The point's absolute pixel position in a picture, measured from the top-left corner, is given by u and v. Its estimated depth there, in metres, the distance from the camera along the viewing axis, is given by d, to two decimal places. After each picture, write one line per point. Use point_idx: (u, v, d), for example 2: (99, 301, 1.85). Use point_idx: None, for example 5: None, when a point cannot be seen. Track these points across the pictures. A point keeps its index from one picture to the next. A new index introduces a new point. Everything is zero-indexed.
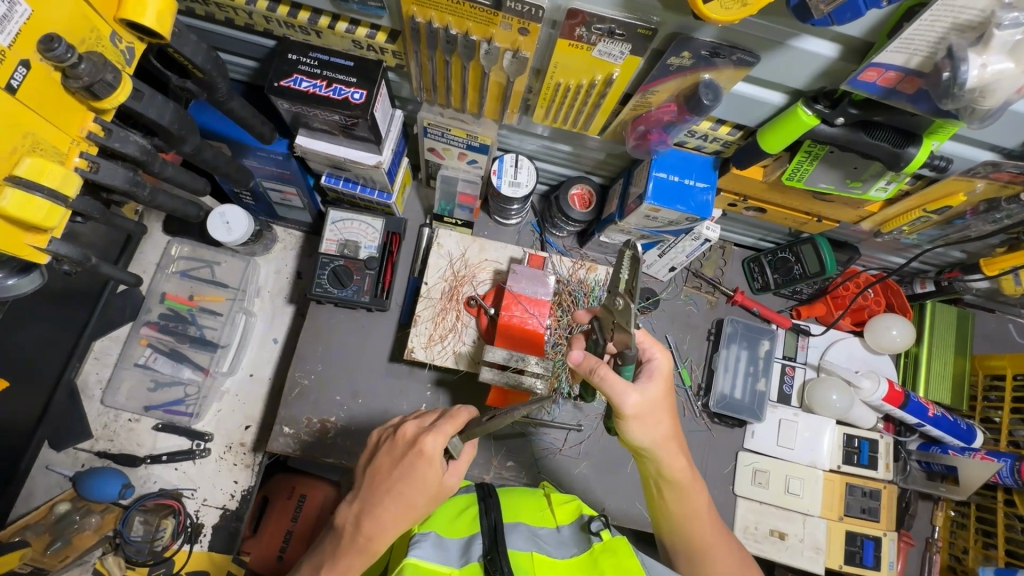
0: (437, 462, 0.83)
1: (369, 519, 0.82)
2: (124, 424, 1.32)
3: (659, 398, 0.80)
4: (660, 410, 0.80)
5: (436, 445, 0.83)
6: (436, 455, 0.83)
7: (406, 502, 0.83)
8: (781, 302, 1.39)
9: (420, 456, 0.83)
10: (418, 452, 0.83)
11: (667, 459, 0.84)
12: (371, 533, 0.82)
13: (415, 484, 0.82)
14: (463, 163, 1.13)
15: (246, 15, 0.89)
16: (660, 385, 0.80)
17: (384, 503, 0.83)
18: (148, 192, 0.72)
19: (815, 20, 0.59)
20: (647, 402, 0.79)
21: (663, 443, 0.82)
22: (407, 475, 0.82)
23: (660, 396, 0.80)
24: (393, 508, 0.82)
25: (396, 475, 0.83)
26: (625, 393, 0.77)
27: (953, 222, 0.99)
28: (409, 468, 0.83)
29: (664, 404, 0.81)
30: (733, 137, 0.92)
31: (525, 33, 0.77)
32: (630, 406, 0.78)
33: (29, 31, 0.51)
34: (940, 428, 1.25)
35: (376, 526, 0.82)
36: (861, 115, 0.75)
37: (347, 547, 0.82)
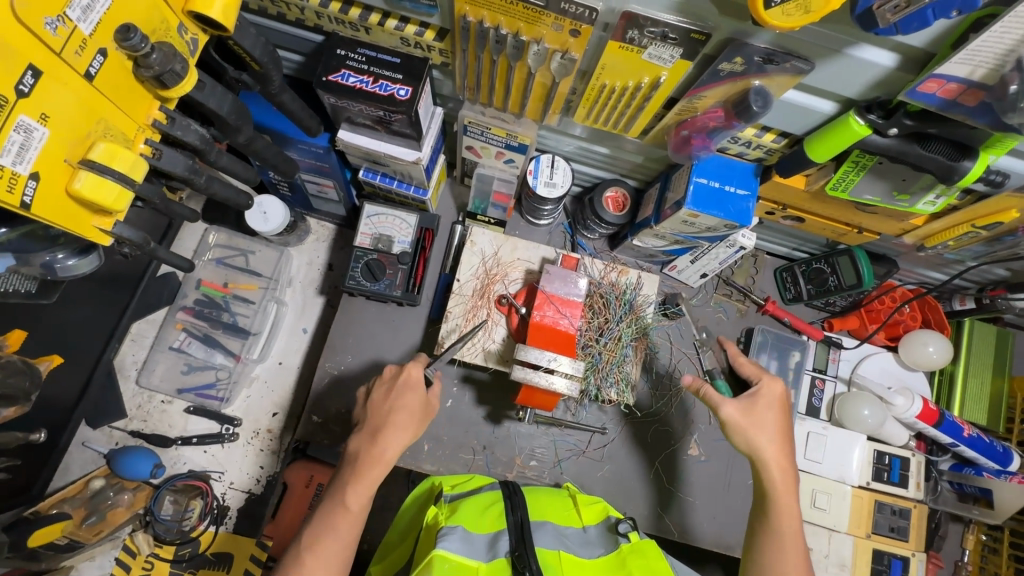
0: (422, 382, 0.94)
1: (382, 436, 0.89)
2: (157, 406, 1.35)
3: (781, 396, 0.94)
4: (773, 410, 0.93)
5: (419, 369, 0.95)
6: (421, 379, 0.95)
7: (411, 416, 0.92)
8: (813, 313, 1.37)
9: (408, 380, 0.93)
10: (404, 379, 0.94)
11: (769, 464, 0.90)
12: (385, 446, 0.89)
13: (411, 401, 0.92)
14: (500, 162, 1.14)
15: (299, 10, 0.91)
16: (773, 388, 0.94)
17: (394, 421, 0.90)
18: (203, 181, 0.73)
19: (878, 29, 0.58)
20: (749, 415, 0.92)
21: (766, 448, 0.91)
22: (403, 398, 0.92)
23: (767, 409, 0.93)
24: (398, 426, 0.90)
25: (388, 400, 0.93)
26: (724, 405, 0.92)
27: (1001, 239, 0.96)
28: (401, 390, 0.93)
29: (773, 412, 0.93)
30: (777, 145, 0.91)
31: (575, 35, 0.77)
32: (736, 418, 0.92)
33: (108, 21, 0.53)
34: (974, 450, 1.21)
35: (392, 444, 0.90)
36: (916, 127, 0.73)
37: (367, 462, 0.88)
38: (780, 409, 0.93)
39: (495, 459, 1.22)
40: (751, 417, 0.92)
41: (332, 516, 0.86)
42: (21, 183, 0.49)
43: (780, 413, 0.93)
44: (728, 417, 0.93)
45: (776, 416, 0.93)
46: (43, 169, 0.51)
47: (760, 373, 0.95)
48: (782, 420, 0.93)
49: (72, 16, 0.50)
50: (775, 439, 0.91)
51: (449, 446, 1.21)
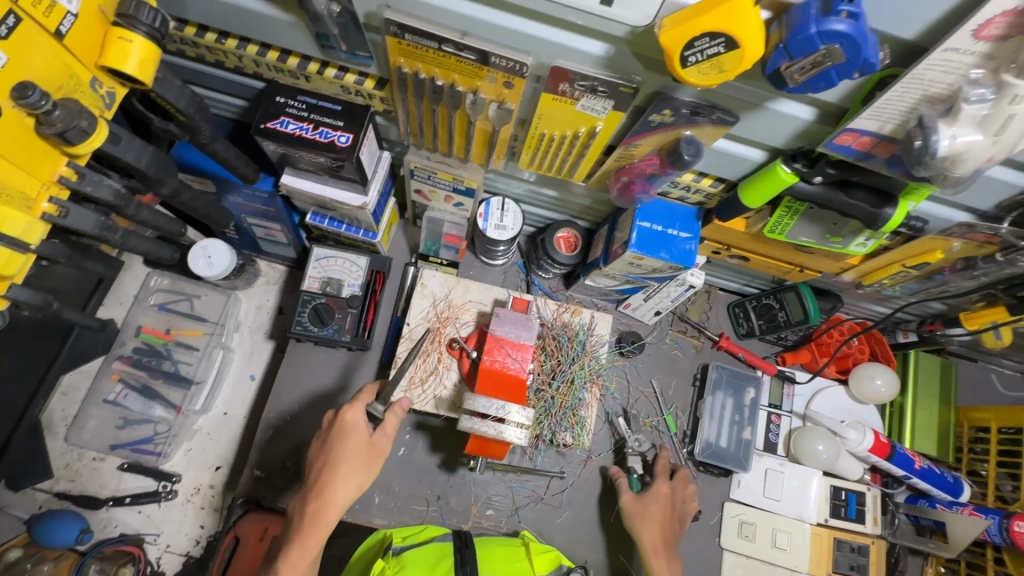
0: (362, 424, 0.91)
1: (328, 492, 0.87)
2: (88, 464, 1.26)
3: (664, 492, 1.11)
4: (658, 501, 1.10)
5: (356, 413, 0.90)
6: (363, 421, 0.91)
7: (359, 462, 0.89)
8: (767, 348, 1.39)
9: (343, 424, 0.90)
10: (344, 424, 0.90)
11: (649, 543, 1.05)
12: (334, 495, 0.87)
13: (354, 452, 0.88)
14: (449, 205, 1.14)
15: (236, 59, 0.90)
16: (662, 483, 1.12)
17: (338, 471, 0.87)
18: (122, 236, 0.70)
19: (789, 88, 0.60)
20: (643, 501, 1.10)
21: (647, 530, 1.06)
22: (344, 448, 0.88)
23: (659, 497, 1.11)
24: (346, 478, 0.87)
25: (330, 451, 0.88)
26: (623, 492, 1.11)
27: (932, 277, 0.99)
28: (338, 441, 0.88)
29: (658, 497, 1.10)
30: (715, 189, 0.93)
31: (509, 87, 0.78)
32: (630, 507, 1.09)
33: (3, 78, 0.51)
34: (927, 481, 1.23)
35: (342, 492, 0.87)
36: (839, 175, 0.76)
37: (311, 522, 0.86)
38: (665, 497, 1.11)
39: (449, 510, 1.17)
40: (642, 504, 1.09)
41: (281, 574, 0.83)
42: None
43: (666, 503, 1.11)
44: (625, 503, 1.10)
45: (662, 502, 1.11)
46: None
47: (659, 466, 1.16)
48: (667, 505, 1.11)
49: None
50: (657, 524, 1.07)
51: (402, 498, 1.16)
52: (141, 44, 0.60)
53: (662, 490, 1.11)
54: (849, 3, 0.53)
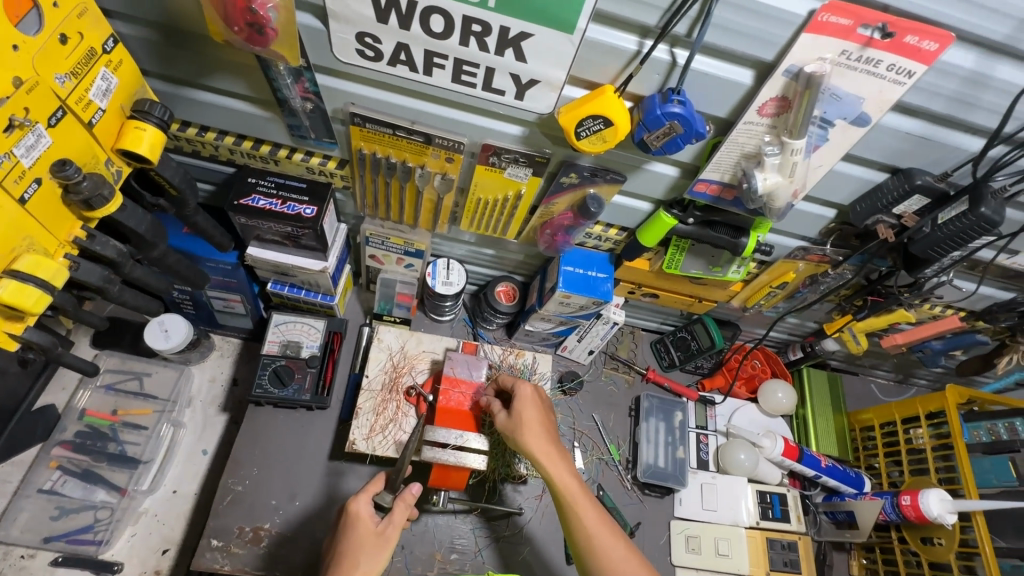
0: (368, 515, 0.94)
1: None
2: (15, 562, 1.17)
3: (534, 418, 1.03)
4: (545, 438, 1.01)
5: (362, 505, 0.94)
6: (370, 513, 0.95)
7: (368, 552, 0.91)
8: (688, 377, 1.59)
9: (352, 518, 0.94)
10: (350, 516, 0.94)
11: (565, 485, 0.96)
12: None
13: (360, 543, 0.91)
14: (401, 267, 1.30)
15: (213, 148, 1.05)
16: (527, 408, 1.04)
17: (343, 562, 0.90)
18: (117, 290, 0.79)
19: (653, 151, 0.85)
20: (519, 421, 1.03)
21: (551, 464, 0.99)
22: (350, 542, 0.92)
23: (530, 419, 1.03)
24: (354, 566, 0.89)
25: (340, 544, 0.93)
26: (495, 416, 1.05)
27: (795, 296, 1.25)
28: (345, 536, 0.93)
29: (533, 424, 1.02)
30: (620, 237, 1.16)
31: (450, 161, 0.99)
32: (507, 426, 1.03)
33: (46, 156, 0.63)
34: (834, 478, 1.42)
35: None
36: (705, 216, 1.01)
37: None
38: (535, 421, 1.03)
39: (414, 558, 1.19)
40: (526, 420, 1.02)
41: None
42: None
43: (548, 438, 1.01)
44: (522, 442, 1.00)
45: (537, 423, 1.02)
46: None
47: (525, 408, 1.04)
48: (543, 422, 1.03)
49: (17, 153, 0.60)
50: (546, 445, 1.00)
51: None
52: (153, 133, 0.75)
53: (525, 406, 1.04)
54: (678, 95, 0.78)
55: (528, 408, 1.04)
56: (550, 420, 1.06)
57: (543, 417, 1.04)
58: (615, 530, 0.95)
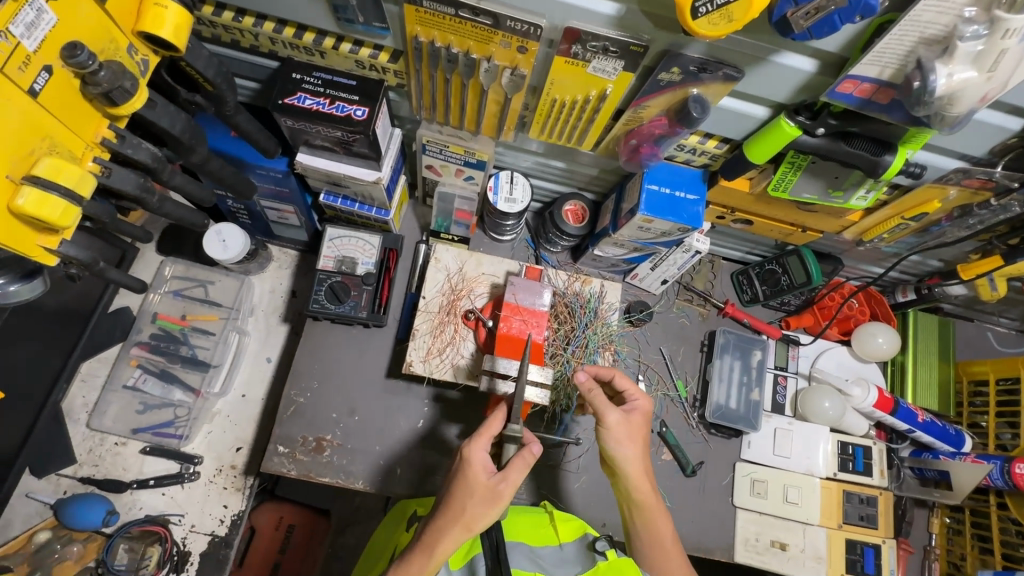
0: (483, 465, 0.85)
1: (438, 526, 0.82)
2: (110, 448, 1.27)
3: (637, 429, 0.94)
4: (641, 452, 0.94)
5: (478, 454, 0.85)
6: (485, 463, 0.85)
7: (471, 497, 0.83)
8: (770, 313, 1.43)
9: (464, 464, 0.85)
10: (464, 460, 0.85)
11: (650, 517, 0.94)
12: (445, 539, 0.81)
13: (470, 494, 0.83)
14: (460, 180, 1.17)
15: (253, 37, 0.92)
16: (637, 419, 0.94)
17: (451, 506, 0.82)
18: (158, 200, 0.72)
19: (794, 34, 0.64)
20: (625, 428, 0.93)
21: (645, 492, 0.93)
22: (458, 490, 0.83)
23: (635, 432, 0.93)
24: (460, 512, 0.82)
25: (451, 484, 0.85)
26: (608, 414, 0.91)
27: (930, 229, 1.03)
28: (455, 483, 0.84)
29: (636, 439, 0.93)
30: (720, 151, 0.97)
31: (523, 52, 0.81)
32: (614, 428, 0.91)
33: (52, 38, 0.53)
34: (930, 434, 1.27)
35: (448, 537, 0.81)
36: (840, 126, 0.80)
37: (416, 555, 0.82)
38: (639, 437, 0.94)
39: None
40: (630, 424, 0.93)
41: None
42: None
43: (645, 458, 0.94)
44: (619, 454, 0.92)
45: (640, 441, 0.93)
46: None
47: (637, 420, 0.94)
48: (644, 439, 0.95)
49: (16, 32, 0.50)
50: (643, 468, 0.93)
51: (424, 468, 1.19)
52: (175, 11, 0.62)
53: (637, 418, 0.94)
54: None
55: (638, 424, 0.94)
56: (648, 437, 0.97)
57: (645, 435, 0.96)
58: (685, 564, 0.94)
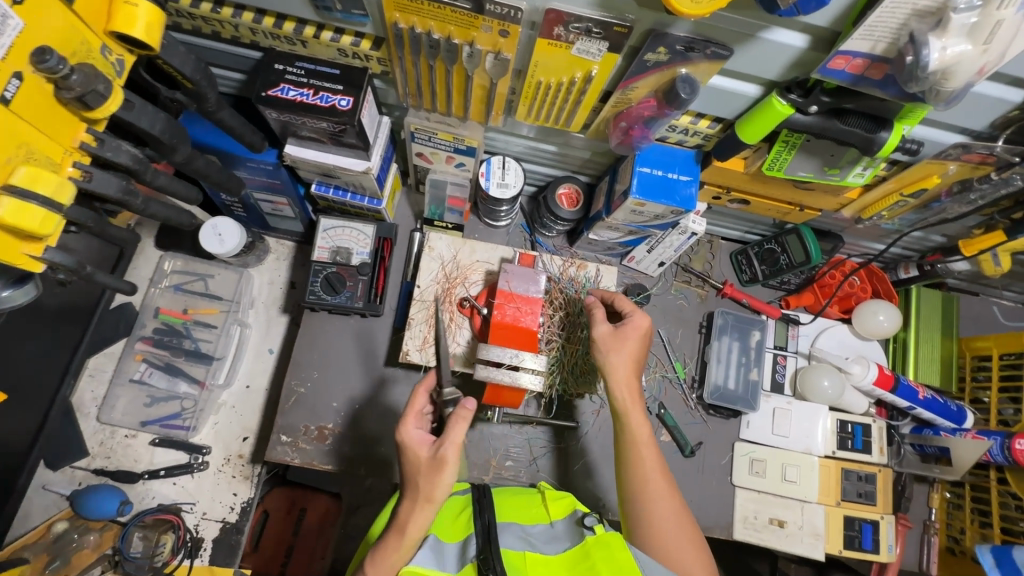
0: (422, 441, 0.85)
1: (399, 510, 0.83)
2: (121, 440, 1.31)
3: (630, 343, 0.99)
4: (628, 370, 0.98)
5: (411, 433, 0.86)
6: (421, 438, 0.86)
7: (420, 470, 0.83)
8: (770, 293, 1.42)
9: (402, 449, 0.86)
10: (402, 446, 0.86)
11: (637, 440, 0.95)
12: (413, 522, 0.81)
13: (418, 469, 0.83)
14: (451, 166, 1.16)
15: (233, 28, 0.91)
16: (633, 337, 0.99)
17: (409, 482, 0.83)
18: (143, 202, 0.72)
19: (781, 11, 0.62)
20: (615, 339, 0.99)
21: (638, 423, 0.96)
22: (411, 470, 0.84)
23: (627, 344, 0.98)
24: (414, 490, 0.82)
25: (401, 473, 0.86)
26: (598, 325, 0.99)
27: (930, 205, 1.01)
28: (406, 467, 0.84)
29: (627, 351, 0.98)
30: (713, 130, 0.94)
31: (505, 35, 0.79)
32: (604, 337, 0.99)
33: (20, 44, 0.52)
34: (930, 411, 1.27)
35: (415, 515, 0.81)
36: (833, 103, 0.77)
37: (389, 548, 0.81)
38: (631, 351, 0.98)
39: (470, 463, 1.22)
40: (618, 337, 0.99)
41: None
42: None
43: (633, 371, 0.98)
44: (607, 361, 0.98)
45: (633, 351, 0.98)
46: None
47: (630, 333, 0.99)
48: (639, 354, 0.99)
49: None
50: (631, 379, 0.97)
51: None
52: (147, 9, 0.61)
53: (629, 332, 0.98)
54: None
55: (631, 336, 0.99)
56: (644, 355, 1.01)
57: (639, 351, 0.99)
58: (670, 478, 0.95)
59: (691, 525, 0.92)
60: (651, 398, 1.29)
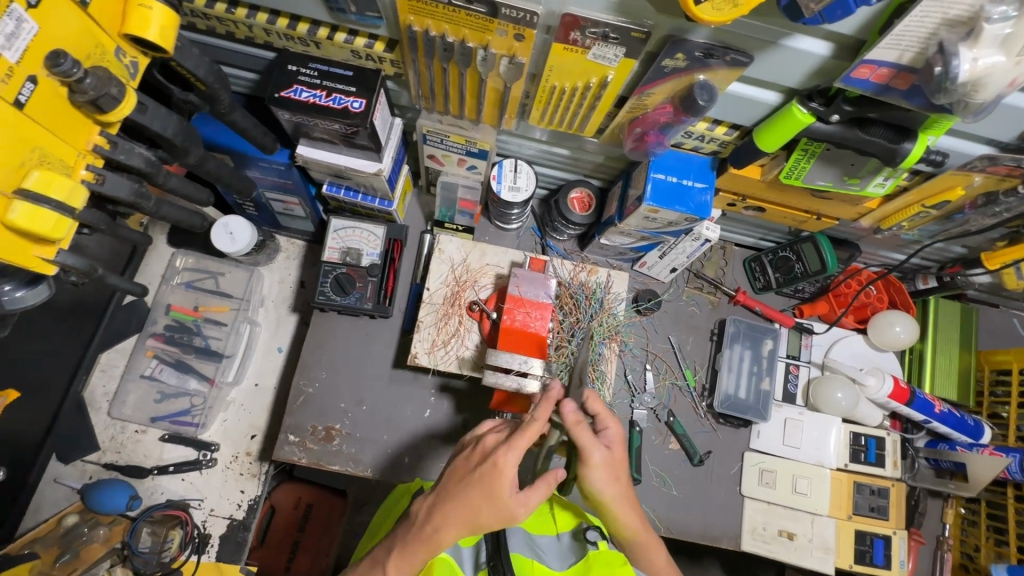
0: (510, 472, 0.74)
1: (443, 509, 0.75)
2: (131, 436, 1.32)
3: (621, 461, 0.83)
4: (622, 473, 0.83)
5: (511, 459, 0.74)
6: (513, 471, 0.75)
7: (489, 501, 0.74)
8: (783, 301, 1.39)
9: (492, 468, 0.74)
10: (491, 463, 0.75)
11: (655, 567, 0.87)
12: (445, 533, 0.75)
13: (487, 496, 0.74)
14: (462, 169, 1.15)
15: (247, 29, 0.91)
16: (618, 451, 0.83)
17: (457, 496, 0.75)
18: (155, 204, 0.72)
19: (805, 19, 0.60)
20: (609, 467, 0.81)
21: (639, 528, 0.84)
22: (474, 484, 0.75)
23: (618, 466, 0.82)
24: (479, 507, 0.74)
25: (465, 482, 0.76)
26: (592, 454, 0.79)
27: (952, 217, 0.99)
28: (477, 480, 0.75)
29: (616, 474, 0.81)
30: (729, 137, 0.93)
31: (520, 39, 0.78)
32: (602, 463, 0.80)
33: (35, 48, 0.52)
34: (946, 425, 1.24)
35: (456, 515, 0.75)
36: (856, 112, 0.75)
37: (412, 537, 0.76)
38: (618, 465, 0.82)
39: None
40: (612, 463, 0.81)
41: None
42: None
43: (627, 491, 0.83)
44: (596, 491, 0.80)
45: (620, 470, 0.82)
46: None
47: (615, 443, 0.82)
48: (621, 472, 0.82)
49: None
50: (628, 506, 0.83)
51: (430, 457, 1.20)
52: (161, 11, 0.61)
53: (614, 445, 0.82)
54: None
55: (618, 454, 0.82)
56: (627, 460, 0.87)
57: (626, 462, 0.84)
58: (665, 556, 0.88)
59: None
60: (660, 406, 1.27)
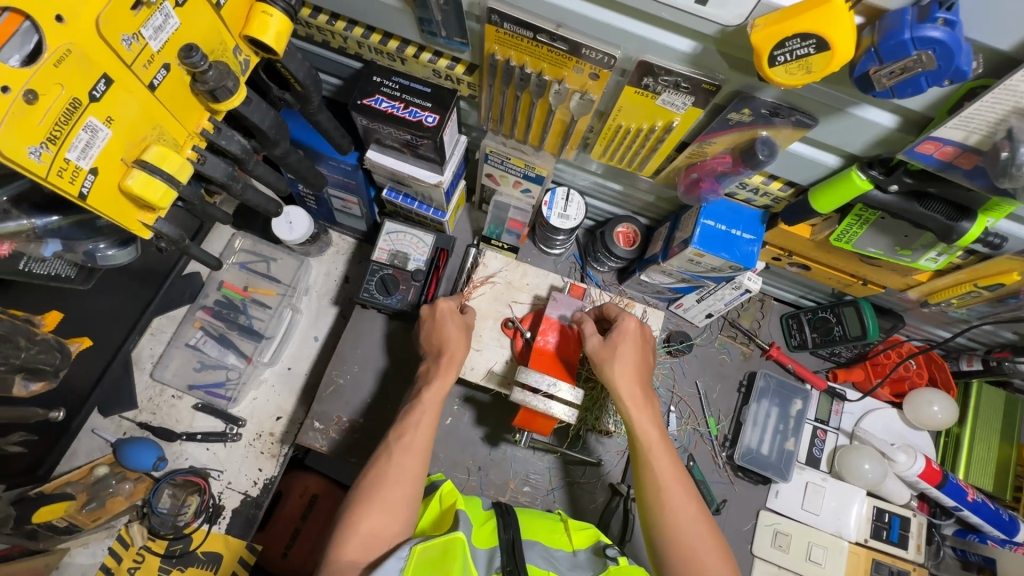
0: (456, 311, 1.12)
1: (448, 351, 1.07)
2: (168, 399, 1.39)
3: (627, 351, 1.02)
4: (625, 357, 1.01)
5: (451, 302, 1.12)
6: (452, 311, 1.11)
7: (458, 337, 1.09)
8: (818, 362, 1.37)
9: (445, 312, 1.11)
10: (441, 311, 1.11)
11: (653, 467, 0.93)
12: (453, 360, 1.06)
13: (460, 326, 1.11)
14: (517, 190, 1.20)
15: (343, 40, 0.98)
16: (624, 337, 1.02)
17: (449, 348, 1.07)
18: (240, 187, 0.79)
19: (876, 92, 0.62)
20: (612, 351, 1.01)
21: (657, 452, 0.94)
22: (444, 319, 1.10)
23: (625, 351, 1.01)
24: (453, 337, 1.09)
25: (435, 331, 1.10)
26: (588, 339, 1.03)
27: (1005, 300, 0.97)
28: (442, 318, 1.10)
29: (627, 360, 1.01)
30: (784, 193, 0.95)
31: (595, 78, 0.82)
32: (598, 350, 1.02)
33: (174, 39, 0.59)
34: (979, 515, 1.18)
35: (433, 394, 1.02)
36: (915, 185, 0.76)
37: (437, 376, 1.05)
38: (625, 356, 1.01)
39: (489, 482, 1.22)
40: (610, 344, 1.02)
41: (395, 456, 0.94)
42: (82, 176, 0.54)
43: (637, 347, 1.03)
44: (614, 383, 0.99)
45: (632, 355, 1.02)
46: (101, 165, 0.56)
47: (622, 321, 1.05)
48: (638, 358, 1.02)
49: (145, 34, 0.56)
50: (635, 394, 0.99)
51: (445, 464, 1.22)
52: (279, 19, 0.68)
53: (619, 338, 1.02)
54: (946, 11, 0.55)
55: (621, 341, 1.02)
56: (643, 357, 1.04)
57: (640, 355, 1.03)
58: (688, 489, 0.92)
59: (699, 513, 0.90)
60: (683, 451, 1.26)
